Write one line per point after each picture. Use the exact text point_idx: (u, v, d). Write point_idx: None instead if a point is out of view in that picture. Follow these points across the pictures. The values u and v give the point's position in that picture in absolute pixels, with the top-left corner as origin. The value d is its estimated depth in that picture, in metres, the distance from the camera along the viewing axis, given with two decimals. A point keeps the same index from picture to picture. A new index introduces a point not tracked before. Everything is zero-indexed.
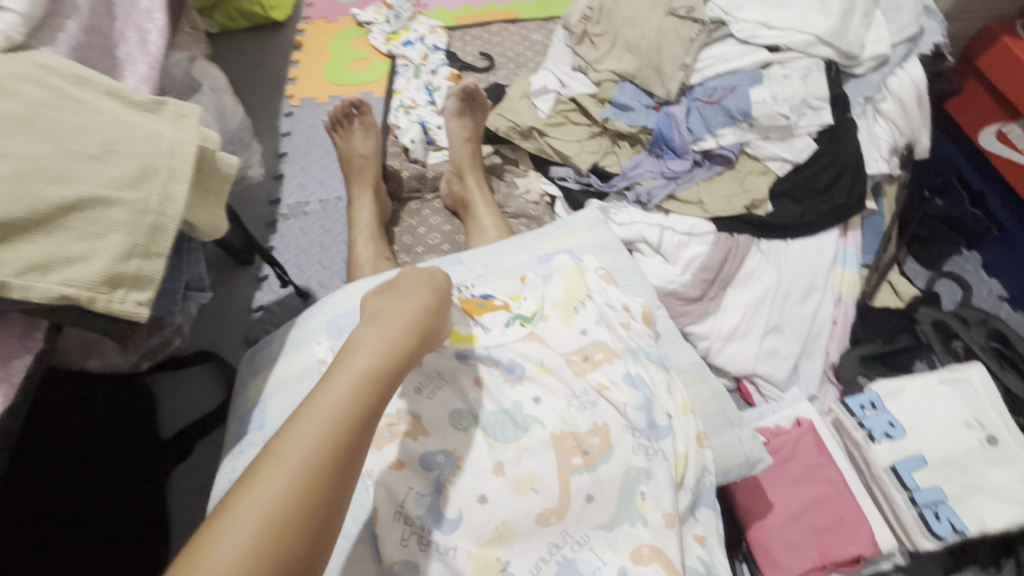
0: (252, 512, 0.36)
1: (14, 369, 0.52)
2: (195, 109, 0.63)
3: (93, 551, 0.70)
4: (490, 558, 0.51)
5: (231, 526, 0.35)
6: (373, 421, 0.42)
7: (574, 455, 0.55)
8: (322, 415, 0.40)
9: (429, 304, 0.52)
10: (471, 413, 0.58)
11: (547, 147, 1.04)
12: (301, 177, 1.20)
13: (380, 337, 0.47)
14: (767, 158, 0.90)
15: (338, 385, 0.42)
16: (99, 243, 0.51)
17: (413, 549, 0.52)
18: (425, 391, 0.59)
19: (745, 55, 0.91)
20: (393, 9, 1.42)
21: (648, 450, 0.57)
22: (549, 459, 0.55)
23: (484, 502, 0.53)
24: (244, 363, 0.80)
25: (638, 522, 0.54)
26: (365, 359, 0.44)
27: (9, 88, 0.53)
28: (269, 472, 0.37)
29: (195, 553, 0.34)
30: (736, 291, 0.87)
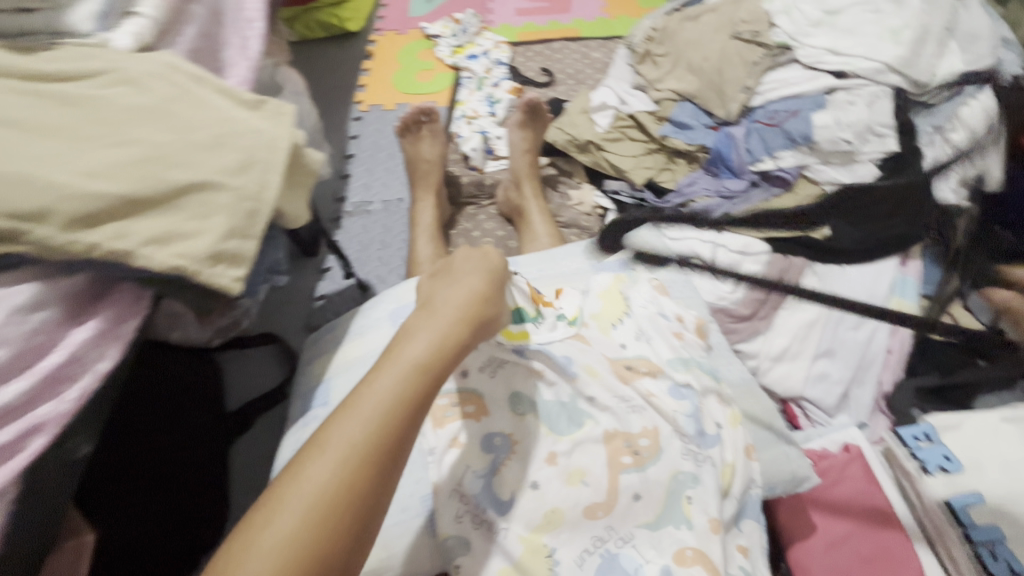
0: (305, 493, 0.39)
1: (125, 330, 0.56)
2: (292, 108, 0.70)
3: (160, 508, 0.73)
4: (538, 543, 0.54)
5: (286, 496, 0.39)
6: (420, 408, 0.45)
7: (624, 454, 0.58)
8: (370, 407, 0.43)
9: (483, 291, 0.52)
10: (529, 399, 0.61)
11: (604, 162, 1.06)
12: (366, 177, 1.27)
13: (432, 329, 0.48)
14: (826, 182, 0.90)
15: (388, 376, 0.44)
16: (208, 222, 0.57)
17: (467, 527, 0.55)
18: (487, 369, 0.62)
19: (809, 80, 0.92)
20: (460, 25, 1.50)
21: (696, 456, 0.60)
22: (600, 455, 0.58)
23: (536, 488, 0.56)
24: (307, 345, 0.86)
25: (683, 524, 0.56)
26: (415, 350, 0.46)
27: (144, 83, 0.60)
28: (321, 451, 0.41)
29: (258, 516, 0.39)
30: (787, 311, 0.87)
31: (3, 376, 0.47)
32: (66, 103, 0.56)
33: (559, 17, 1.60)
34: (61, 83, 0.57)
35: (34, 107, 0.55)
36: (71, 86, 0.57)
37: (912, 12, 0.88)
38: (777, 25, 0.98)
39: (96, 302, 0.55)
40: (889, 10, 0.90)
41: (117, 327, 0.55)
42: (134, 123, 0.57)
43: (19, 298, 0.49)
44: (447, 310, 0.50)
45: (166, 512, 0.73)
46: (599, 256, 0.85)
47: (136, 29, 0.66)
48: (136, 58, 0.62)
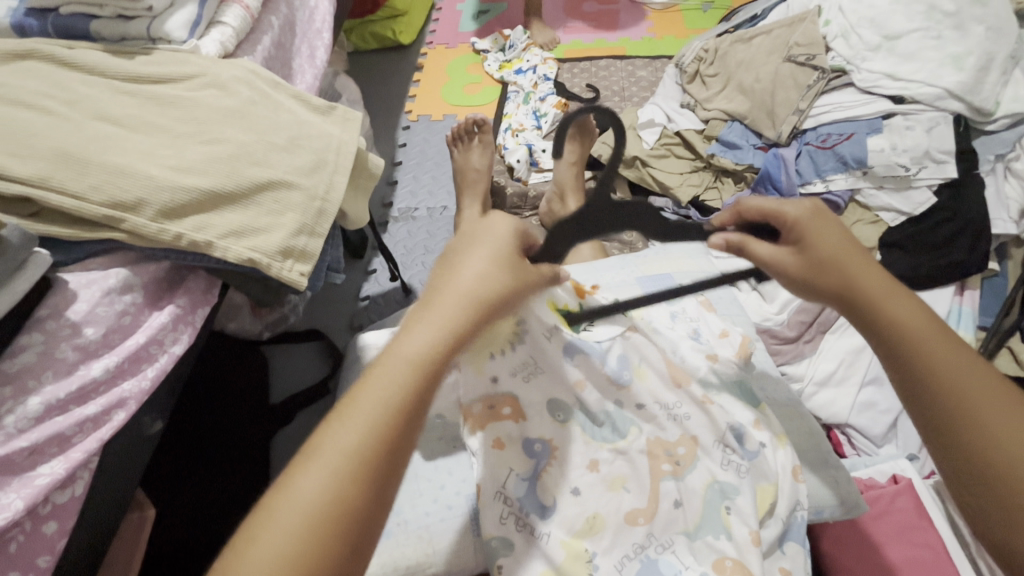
0: (288, 518, 0.34)
1: (198, 316, 0.59)
2: (359, 115, 0.73)
3: (214, 485, 0.79)
4: (579, 548, 0.55)
5: (273, 518, 0.34)
6: (420, 414, 0.38)
7: (664, 462, 0.59)
8: (364, 412, 0.37)
9: (492, 275, 0.42)
10: (568, 406, 0.62)
11: (648, 177, 1.05)
12: (412, 185, 1.31)
13: (433, 320, 0.40)
14: (879, 208, 0.88)
15: (385, 378, 0.38)
16: (280, 219, 0.60)
17: (511, 528, 0.56)
18: (521, 376, 0.61)
19: (864, 104, 0.91)
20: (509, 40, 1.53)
21: (738, 468, 0.60)
22: (640, 464, 0.59)
23: (577, 494, 0.57)
24: (354, 344, 0.90)
25: (722, 534, 0.55)
26: (413, 346, 0.39)
27: (229, 87, 0.64)
28: (312, 467, 0.35)
29: (244, 539, 0.34)
30: (834, 335, 0.86)
31: (92, 352, 0.50)
32: (160, 104, 0.60)
33: (606, 36, 1.63)
34: (156, 85, 0.62)
35: (132, 106, 0.59)
36: (164, 88, 0.62)
37: (976, 39, 0.87)
38: (832, 49, 0.98)
39: (174, 289, 0.58)
40: (952, 36, 0.89)
41: (192, 313, 0.58)
42: (219, 124, 0.61)
43: (111, 282, 0.53)
44: (454, 290, 0.41)
45: (215, 491, 0.78)
46: (643, 269, 0.86)
47: (222, 37, 0.71)
48: (222, 63, 0.66)
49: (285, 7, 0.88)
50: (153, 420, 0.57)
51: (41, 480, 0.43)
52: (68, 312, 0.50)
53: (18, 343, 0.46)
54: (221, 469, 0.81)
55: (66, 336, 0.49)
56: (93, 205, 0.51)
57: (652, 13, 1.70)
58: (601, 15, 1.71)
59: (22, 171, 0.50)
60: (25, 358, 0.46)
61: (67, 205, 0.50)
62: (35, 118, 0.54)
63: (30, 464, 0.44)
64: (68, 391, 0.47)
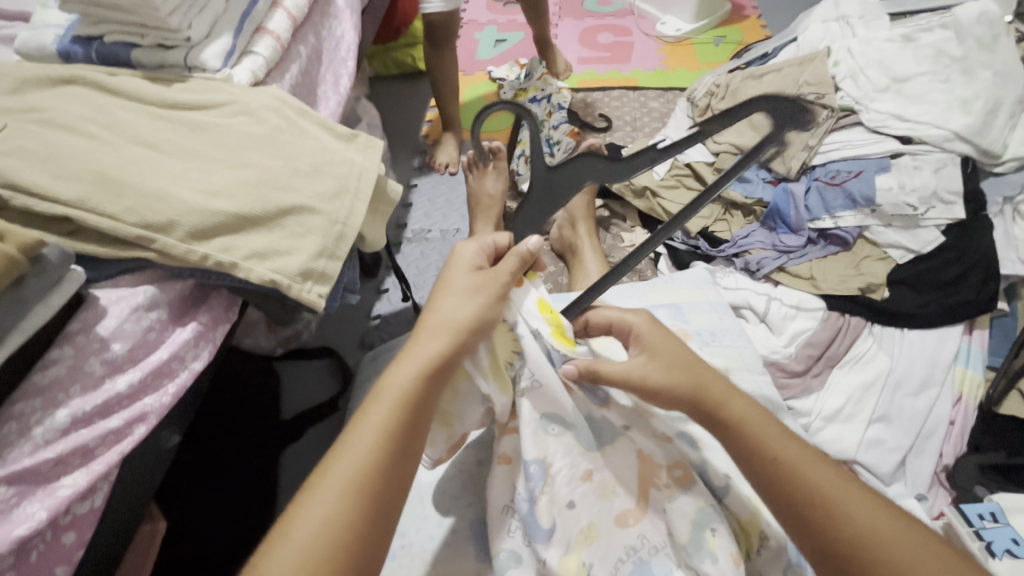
0: (294, 540, 0.40)
1: (218, 333, 0.61)
2: (380, 143, 0.76)
3: (220, 502, 0.81)
4: (576, 563, 0.56)
5: (282, 545, 0.39)
6: (405, 445, 0.46)
7: (656, 472, 0.59)
8: (357, 446, 0.44)
9: (462, 320, 0.51)
10: (562, 419, 0.60)
11: (658, 208, 1.09)
12: (426, 207, 1.34)
13: (409, 365, 0.48)
14: (887, 246, 0.90)
15: (375, 412, 0.46)
16: (301, 242, 0.63)
17: (518, 542, 0.58)
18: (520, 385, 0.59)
19: (873, 144, 0.93)
20: (525, 69, 1.57)
21: (721, 488, 0.58)
22: (630, 472, 0.60)
23: (572, 507, 0.58)
24: (364, 365, 0.90)
25: (707, 559, 0.54)
26: (398, 384, 0.47)
27: (258, 114, 0.67)
28: (314, 498, 0.41)
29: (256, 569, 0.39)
30: (841, 370, 0.86)
31: (118, 367, 0.52)
32: (194, 130, 0.63)
33: (619, 67, 1.68)
34: (190, 111, 0.65)
35: (167, 131, 0.62)
36: (198, 114, 0.65)
37: (984, 83, 0.89)
38: (842, 89, 0.99)
39: (197, 306, 0.61)
40: (959, 80, 0.91)
41: (213, 330, 0.60)
42: (248, 150, 0.64)
43: (139, 299, 0.55)
44: (430, 330, 0.50)
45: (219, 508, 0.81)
46: (652, 297, 0.88)
47: (253, 66, 0.74)
48: (253, 92, 0.70)
49: (313, 37, 0.92)
50: (170, 434, 0.59)
51: (63, 490, 0.45)
52: (97, 327, 0.52)
53: (49, 356, 0.48)
54: (228, 487, 0.83)
55: (95, 350, 0.51)
56: (127, 225, 0.53)
57: (665, 46, 1.75)
58: (615, 47, 1.76)
59: (63, 191, 0.52)
60: (55, 370, 0.48)
61: (103, 225, 0.53)
62: (77, 141, 0.57)
63: (54, 474, 0.46)
64: (94, 404, 0.49)
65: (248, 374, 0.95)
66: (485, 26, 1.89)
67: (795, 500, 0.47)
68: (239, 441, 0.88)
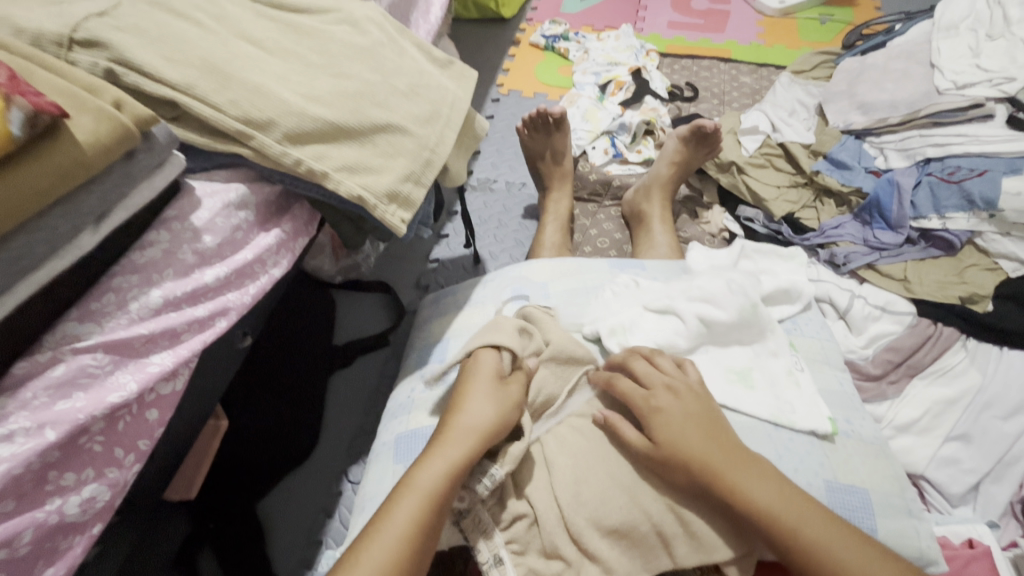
0: (412, 501, 0.49)
1: (297, 245, 0.60)
2: (475, 74, 0.73)
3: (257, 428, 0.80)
4: None
5: (391, 520, 0.48)
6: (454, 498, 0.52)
7: (595, 47, 1.50)
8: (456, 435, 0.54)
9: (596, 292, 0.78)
10: (612, 59, 1.44)
11: (742, 185, 1.03)
12: (494, 158, 1.31)
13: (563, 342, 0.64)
14: (999, 255, 0.83)
15: (457, 442, 0.53)
16: (392, 164, 0.60)
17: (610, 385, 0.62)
18: (631, 48, 1.47)
19: (1007, 141, 0.85)
20: (590, 33, 1.56)
21: (589, 65, 1.44)
22: (597, 56, 1.46)
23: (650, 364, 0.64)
24: (426, 303, 0.91)
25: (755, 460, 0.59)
26: (414, 510, 0.48)
27: (361, 26, 0.65)
28: (428, 465, 0.52)
29: (378, 520, 0.48)
30: (923, 381, 0.80)
31: (207, 259, 0.52)
32: (298, 33, 0.61)
33: (711, 37, 1.59)
34: (296, 14, 0.63)
35: (273, 30, 0.60)
36: (302, 18, 0.63)
37: None
38: (992, 75, 0.91)
39: (280, 216, 0.59)
40: None
41: (293, 240, 0.60)
42: (349, 60, 0.62)
43: (231, 195, 0.55)
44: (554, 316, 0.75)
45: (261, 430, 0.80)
46: None
47: None
48: (357, 3, 0.67)
49: None
50: (243, 337, 0.61)
51: (152, 368, 0.45)
52: (191, 217, 0.51)
53: (146, 238, 0.48)
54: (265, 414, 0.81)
55: (188, 240, 0.51)
56: (228, 116, 0.52)
57: (764, 20, 1.63)
58: (709, 15, 1.66)
59: (171, 74, 0.51)
60: (151, 252, 0.48)
61: (206, 113, 0.51)
62: (188, 27, 0.55)
63: (145, 351, 0.46)
64: (184, 291, 0.49)
65: (300, 311, 0.93)
66: None
67: (426, 532, 0.48)
68: (280, 384, 0.85)
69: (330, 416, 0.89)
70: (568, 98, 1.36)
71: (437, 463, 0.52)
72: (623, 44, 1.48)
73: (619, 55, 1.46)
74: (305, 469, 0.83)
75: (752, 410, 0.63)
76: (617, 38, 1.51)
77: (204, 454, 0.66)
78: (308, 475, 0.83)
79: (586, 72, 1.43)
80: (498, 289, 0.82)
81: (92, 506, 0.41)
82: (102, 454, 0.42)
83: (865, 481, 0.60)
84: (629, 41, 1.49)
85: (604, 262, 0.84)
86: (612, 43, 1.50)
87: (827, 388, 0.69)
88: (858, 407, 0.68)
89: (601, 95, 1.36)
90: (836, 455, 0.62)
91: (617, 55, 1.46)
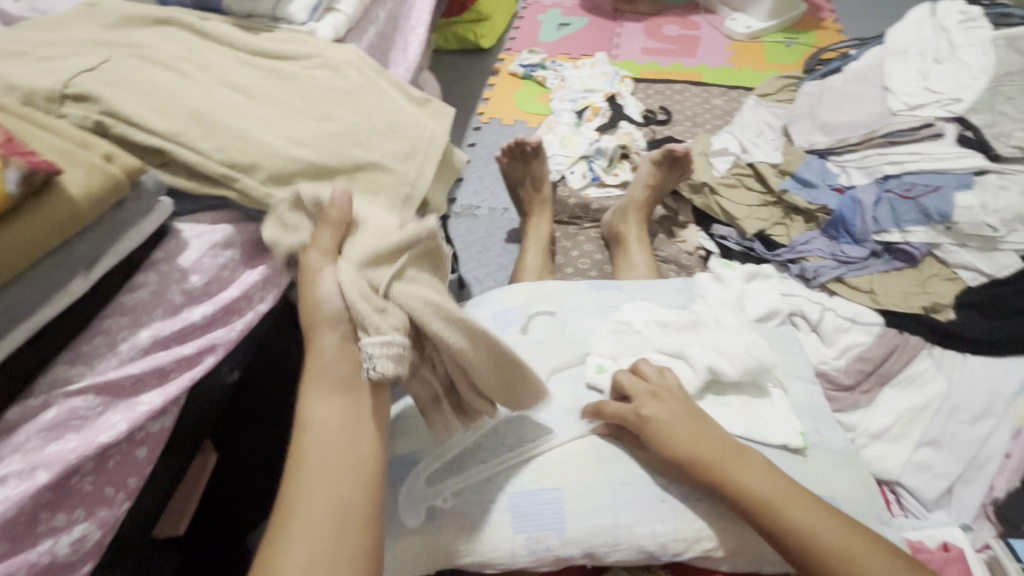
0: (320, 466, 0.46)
1: (283, 279, 0.62)
2: (452, 110, 0.77)
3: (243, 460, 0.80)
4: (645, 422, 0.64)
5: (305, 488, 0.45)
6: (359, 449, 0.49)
7: (571, 75, 1.55)
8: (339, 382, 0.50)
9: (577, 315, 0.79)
10: (588, 86, 1.50)
11: (715, 206, 1.08)
12: (476, 184, 1.35)
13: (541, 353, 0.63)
14: (958, 266, 0.88)
15: (337, 393, 0.50)
16: (373, 200, 0.63)
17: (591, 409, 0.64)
18: (606, 75, 1.53)
19: (958, 159, 0.90)
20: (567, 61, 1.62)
21: (566, 93, 1.50)
22: (574, 84, 1.51)
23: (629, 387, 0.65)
24: None
25: None
26: (326, 475, 0.46)
27: (340, 69, 0.68)
28: (315, 420, 0.49)
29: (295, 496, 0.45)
30: (894, 389, 0.83)
31: (194, 298, 0.54)
32: (280, 79, 0.65)
33: (683, 61, 1.66)
34: (278, 61, 0.66)
35: (256, 78, 0.64)
36: (285, 65, 0.66)
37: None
38: (942, 96, 0.97)
39: (266, 253, 0.61)
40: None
41: (279, 275, 0.62)
42: (329, 103, 0.65)
43: (217, 236, 0.57)
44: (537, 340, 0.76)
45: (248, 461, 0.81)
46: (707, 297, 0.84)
47: (336, 23, 0.76)
48: (337, 48, 0.71)
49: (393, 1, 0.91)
50: (231, 371, 0.62)
51: (141, 407, 0.47)
52: (179, 259, 0.54)
53: (135, 280, 0.50)
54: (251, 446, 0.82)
55: (176, 281, 0.53)
56: (213, 162, 0.55)
57: (732, 44, 1.71)
58: (680, 40, 1.73)
59: (159, 124, 0.54)
60: (140, 294, 0.50)
61: (193, 160, 0.54)
62: (174, 79, 0.58)
63: (134, 391, 0.47)
64: (172, 330, 0.50)
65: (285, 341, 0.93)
66: (550, 9, 1.88)
67: (346, 495, 0.46)
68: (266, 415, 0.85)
69: None
70: (547, 124, 1.40)
71: (337, 419, 0.49)
72: (599, 71, 1.54)
73: (595, 82, 1.51)
74: None
75: (727, 426, 0.65)
76: (593, 65, 1.57)
77: (193, 488, 0.68)
78: None
79: (564, 99, 1.48)
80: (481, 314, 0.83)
81: (83, 545, 0.42)
82: (93, 493, 0.43)
83: (837, 491, 0.62)
84: (604, 68, 1.55)
85: (583, 282, 0.85)
86: (588, 70, 1.56)
87: (799, 402, 0.71)
88: (827, 420, 0.71)
89: (578, 120, 1.41)
90: (809, 467, 0.64)
91: (593, 81, 1.51)
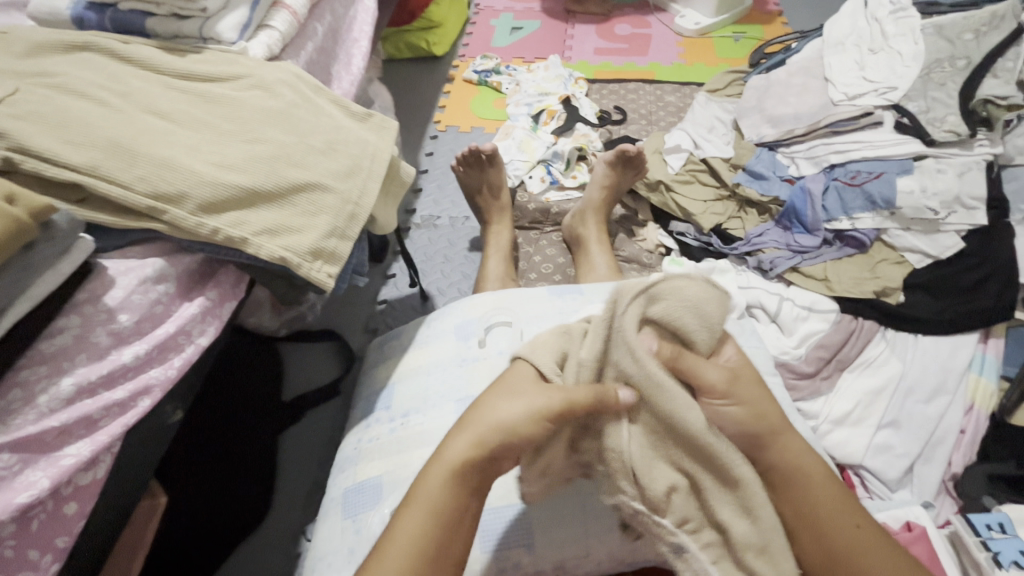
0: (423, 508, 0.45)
1: (225, 310, 0.59)
2: (395, 123, 0.75)
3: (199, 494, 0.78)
4: None
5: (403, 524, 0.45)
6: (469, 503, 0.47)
7: (526, 78, 1.55)
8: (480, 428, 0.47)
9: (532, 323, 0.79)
10: (543, 89, 1.49)
11: (671, 203, 1.08)
12: (436, 194, 1.33)
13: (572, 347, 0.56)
14: (904, 249, 0.90)
15: (461, 439, 0.47)
16: (314, 221, 0.60)
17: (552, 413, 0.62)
18: (560, 77, 1.53)
19: (896, 145, 0.93)
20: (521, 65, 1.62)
21: (521, 96, 1.49)
22: (528, 88, 1.51)
23: None
24: (373, 348, 0.91)
25: None
26: (424, 519, 0.45)
27: (273, 89, 0.66)
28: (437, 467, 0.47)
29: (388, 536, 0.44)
30: (853, 374, 0.85)
31: (124, 338, 0.51)
32: (209, 102, 0.62)
33: (636, 60, 1.67)
34: (206, 84, 0.64)
35: (182, 102, 0.61)
36: (213, 87, 0.64)
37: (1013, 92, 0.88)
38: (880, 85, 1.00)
39: (203, 284, 0.59)
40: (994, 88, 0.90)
41: (220, 306, 0.58)
42: (262, 124, 0.63)
43: (148, 271, 0.54)
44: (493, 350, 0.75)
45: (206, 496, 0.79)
46: None
47: (269, 40, 0.73)
48: (269, 66, 0.68)
49: (331, 15, 0.88)
50: (175, 410, 0.59)
51: (66, 461, 0.44)
52: (105, 298, 0.51)
53: (55, 325, 0.47)
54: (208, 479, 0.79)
55: (102, 321, 0.50)
56: (137, 194, 0.52)
57: (683, 40, 1.73)
58: (632, 39, 1.75)
59: (74, 158, 0.51)
60: (61, 339, 0.47)
61: (114, 193, 0.51)
62: (91, 109, 0.56)
63: (57, 444, 0.45)
64: (98, 375, 0.48)
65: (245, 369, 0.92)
66: (502, 13, 1.87)
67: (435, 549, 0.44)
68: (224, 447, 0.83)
69: (283, 472, 0.87)
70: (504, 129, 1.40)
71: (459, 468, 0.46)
72: (553, 74, 1.54)
73: (549, 85, 1.51)
74: (262, 530, 0.82)
75: None
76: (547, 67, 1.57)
77: (142, 535, 0.65)
78: (262, 540, 0.81)
79: (520, 103, 1.48)
80: (443, 329, 0.82)
81: None
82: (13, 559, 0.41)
83: None
84: (558, 70, 1.55)
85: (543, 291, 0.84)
86: (542, 73, 1.55)
87: None
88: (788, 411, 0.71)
89: (534, 124, 1.40)
90: None
91: (548, 84, 1.51)
